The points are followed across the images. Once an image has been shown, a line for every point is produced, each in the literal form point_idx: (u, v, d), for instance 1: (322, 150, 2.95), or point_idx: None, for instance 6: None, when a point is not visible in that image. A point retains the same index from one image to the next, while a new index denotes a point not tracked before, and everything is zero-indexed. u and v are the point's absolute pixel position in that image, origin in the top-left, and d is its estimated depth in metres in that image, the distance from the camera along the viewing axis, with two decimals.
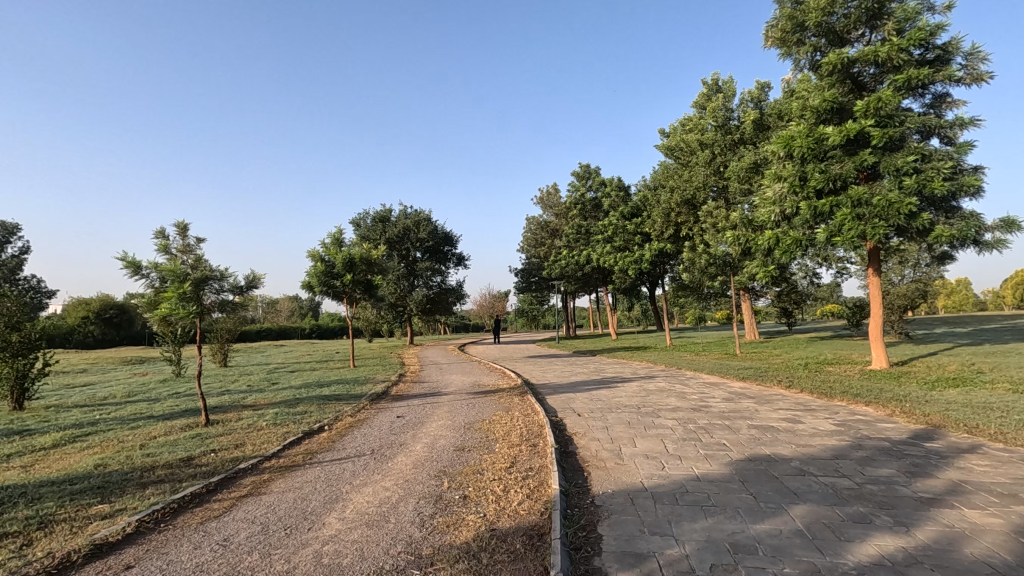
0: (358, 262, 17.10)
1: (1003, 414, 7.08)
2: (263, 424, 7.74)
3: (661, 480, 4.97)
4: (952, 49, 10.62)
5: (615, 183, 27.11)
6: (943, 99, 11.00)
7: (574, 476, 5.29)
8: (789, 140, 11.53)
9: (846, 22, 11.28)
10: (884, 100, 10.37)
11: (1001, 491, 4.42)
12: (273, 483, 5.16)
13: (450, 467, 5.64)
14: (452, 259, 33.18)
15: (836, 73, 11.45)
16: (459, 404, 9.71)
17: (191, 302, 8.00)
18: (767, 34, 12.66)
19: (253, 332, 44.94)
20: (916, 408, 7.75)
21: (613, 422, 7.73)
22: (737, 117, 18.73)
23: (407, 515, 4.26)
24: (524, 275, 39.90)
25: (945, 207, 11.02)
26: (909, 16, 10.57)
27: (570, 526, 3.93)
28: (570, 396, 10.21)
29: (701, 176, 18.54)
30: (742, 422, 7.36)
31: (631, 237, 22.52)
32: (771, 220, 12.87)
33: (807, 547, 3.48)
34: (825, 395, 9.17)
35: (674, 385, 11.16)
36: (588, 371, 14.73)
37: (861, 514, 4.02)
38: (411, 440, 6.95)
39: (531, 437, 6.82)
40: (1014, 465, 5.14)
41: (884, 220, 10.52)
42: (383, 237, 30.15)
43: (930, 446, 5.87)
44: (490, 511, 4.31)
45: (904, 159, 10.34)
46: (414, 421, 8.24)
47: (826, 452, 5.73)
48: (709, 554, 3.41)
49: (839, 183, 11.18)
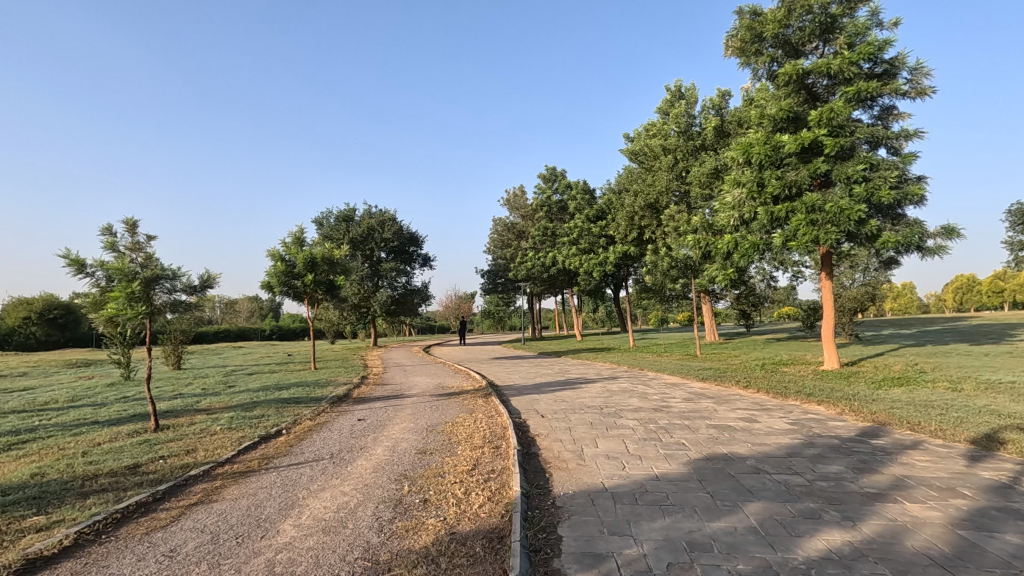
0: (320, 262, 16.74)
1: (943, 412, 7.46)
2: (217, 429, 7.46)
3: (621, 480, 5.03)
4: (898, 64, 11.14)
5: (581, 187, 27.36)
6: (890, 111, 11.51)
7: (536, 477, 5.30)
8: (747, 147, 11.89)
9: (801, 35, 11.69)
10: (836, 111, 10.79)
11: (941, 486, 4.63)
12: (226, 489, 4.98)
13: (411, 471, 5.56)
14: (417, 260, 32.89)
15: (792, 83, 11.84)
16: (423, 406, 9.62)
17: (140, 303, 7.66)
18: (728, 43, 12.95)
19: (210, 333, 43.52)
20: (863, 406, 8.08)
21: (576, 423, 7.78)
22: (698, 123, 19.15)
23: (365, 520, 4.17)
24: (490, 277, 39.85)
25: (891, 214, 11.55)
26: (859, 31, 11.08)
27: (530, 528, 3.93)
28: (534, 398, 10.23)
29: (665, 181, 18.88)
30: (701, 422, 7.52)
31: (596, 239, 22.82)
32: (730, 225, 13.21)
33: (760, 543, 3.57)
34: (780, 394, 9.45)
35: (637, 386, 11.33)
36: (552, 372, 14.81)
37: (811, 510, 4.15)
38: (372, 443, 6.83)
39: (494, 439, 6.80)
40: (952, 460, 5.39)
41: (835, 226, 10.93)
42: (347, 237, 29.64)
43: (876, 443, 6.11)
44: (450, 514, 4.26)
45: (855, 168, 10.82)
46: (376, 424, 8.10)
47: (779, 451, 5.90)
48: (666, 553, 3.46)
49: (795, 189, 11.58)
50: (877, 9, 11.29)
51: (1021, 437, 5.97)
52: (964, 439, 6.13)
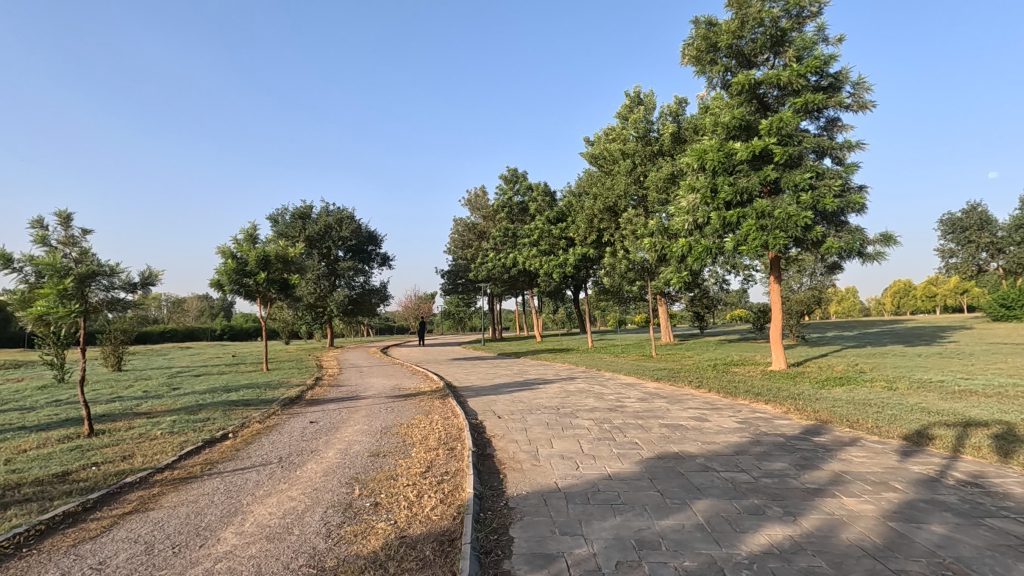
0: (274, 260, 16.23)
1: (880, 410, 7.85)
2: (157, 434, 7.11)
3: (574, 480, 5.06)
4: (842, 78, 11.68)
5: (541, 188, 27.52)
6: (834, 123, 12.05)
7: (489, 478, 5.27)
8: (701, 153, 12.18)
9: (753, 46, 12.09)
10: (785, 121, 11.22)
11: (875, 480, 4.88)
12: (164, 497, 4.75)
13: (362, 474, 5.44)
14: (376, 259, 32.36)
15: (744, 93, 12.20)
16: (378, 408, 9.44)
17: (72, 301, 7.22)
18: (684, 52, 13.24)
19: (155, 333, 41.64)
20: (807, 405, 8.41)
21: (532, 423, 7.79)
22: (656, 129, 19.55)
23: (312, 526, 4.05)
24: (450, 277, 39.60)
25: (835, 221, 12.07)
26: (807, 45, 11.56)
27: (481, 529, 3.90)
28: (492, 398, 10.22)
29: (623, 185, 19.21)
30: (654, 421, 7.66)
31: (556, 241, 23.10)
32: (684, 228, 13.50)
33: (706, 540, 3.65)
34: (729, 394, 9.72)
35: (594, 386, 11.47)
36: (511, 373, 14.82)
37: (756, 506, 4.28)
38: (323, 446, 6.64)
39: (449, 441, 6.73)
40: (885, 456, 5.68)
41: (783, 231, 11.36)
42: (303, 234, 28.98)
43: (817, 441, 6.37)
44: (401, 517, 4.19)
45: (802, 176, 11.30)
46: (328, 427, 7.90)
47: (727, 449, 6.07)
48: (615, 551, 3.49)
49: (746, 196, 11.96)
50: (823, 25, 11.81)
51: (948, 432, 6.35)
52: (898, 436, 6.47)
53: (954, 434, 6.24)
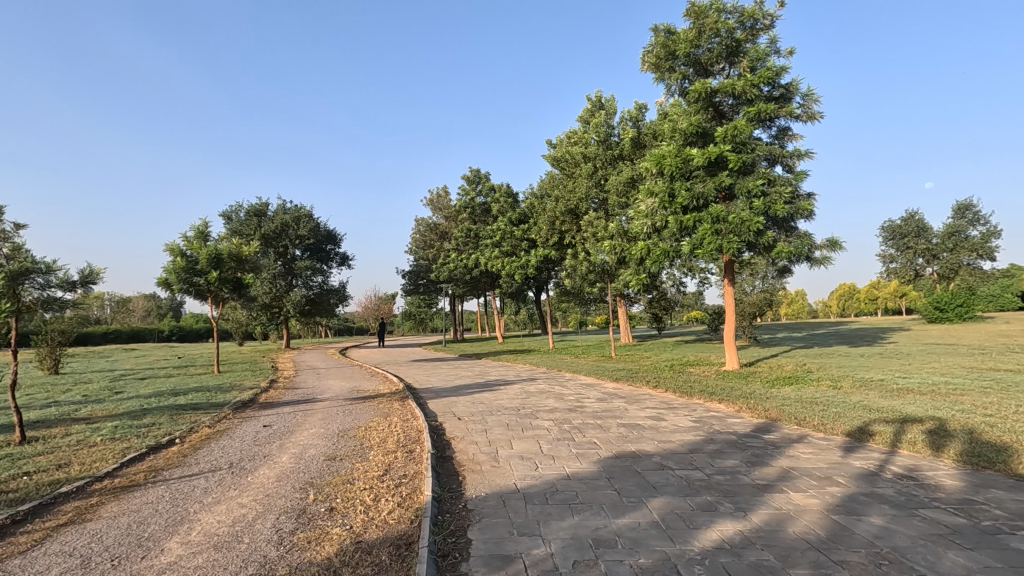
0: (226, 259, 15.67)
1: (825, 408, 8.20)
2: (97, 440, 6.74)
3: (533, 480, 5.08)
4: (792, 90, 12.16)
5: (503, 189, 27.55)
6: (785, 132, 12.53)
7: (448, 480, 5.23)
8: (660, 158, 12.44)
9: (710, 56, 12.46)
10: (739, 129, 11.61)
11: (820, 475, 5.10)
12: (103, 507, 4.51)
13: (317, 478, 5.31)
14: (335, 258, 31.68)
15: (701, 100, 12.54)
16: (335, 411, 9.25)
17: (3, 299, 6.79)
18: (644, 58, 13.51)
19: (97, 334, 39.56)
20: (758, 404, 8.71)
21: (492, 425, 7.78)
22: (617, 134, 19.86)
23: (263, 533, 3.92)
24: (411, 277, 39.18)
25: (785, 227, 12.54)
26: (760, 57, 12.00)
27: (439, 532, 3.86)
28: (452, 400, 10.15)
29: (584, 188, 19.46)
30: (612, 421, 7.77)
31: (518, 242, 23.20)
32: (643, 232, 13.75)
33: (660, 537, 3.73)
34: (685, 394, 9.96)
35: (554, 387, 11.54)
36: (472, 375, 14.75)
37: (708, 502, 4.40)
38: (277, 451, 6.45)
39: (408, 443, 6.65)
40: (830, 452, 5.94)
41: (737, 236, 11.74)
42: (258, 233, 28.15)
43: (767, 438, 6.60)
44: (357, 522, 4.11)
45: (755, 183, 11.70)
46: (282, 431, 7.67)
47: (682, 447, 6.22)
48: (573, 551, 3.52)
49: (702, 201, 12.31)
50: (775, 38, 12.27)
51: (887, 428, 6.69)
52: (841, 433, 6.77)
53: (892, 430, 6.59)
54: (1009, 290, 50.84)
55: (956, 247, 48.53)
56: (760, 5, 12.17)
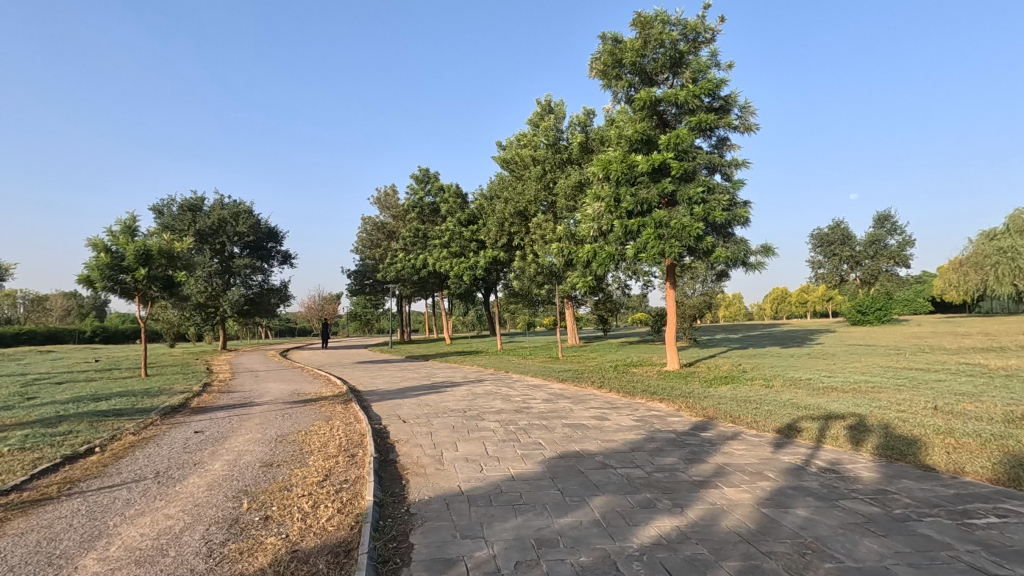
0: (156, 256, 14.79)
1: (758, 406, 8.61)
2: (3, 451, 6.19)
3: (478, 482, 5.06)
4: (731, 101, 12.70)
5: (453, 190, 27.35)
6: (724, 142, 13.08)
7: (391, 484, 5.13)
8: (606, 163, 12.70)
9: (655, 65, 12.84)
10: (681, 137, 12.04)
11: (752, 470, 5.34)
12: (9, 523, 4.14)
13: (252, 486, 5.09)
14: (276, 257, 30.53)
15: (646, 109, 12.90)
16: (274, 415, 8.90)
17: None
18: (592, 65, 13.76)
19: (8, 335, 36.44)
20: (697, 403, 9.05)
21: (437, 427, 7.68)
22: (566, 138, 20.14)
23: (191, 545, 3.72)
24: (357, 277, 38.28)
25: (723, 233, 13.07)
26: (701, 69, 12.46)
27: (380, 537, 3.78)
28: (397, 403, 9.96)
29: (533, 191, 19.62)
30: (558, 422, 7.87)
31: (467, 243, 23.17)
32: (590, 235, 13.99)
33: (601, 535, 3.80)
34: (628, 394, 10.20)
35: (501, 388, 11.57)
36: (418, 377, 14.58)
37: (647, 500, 4.53)
38: (208, 458, 6.14)
39: (350, 447, 6.49)
40: (762, 448, 6.24)
41: (678, 241, 12.16)
42: (193, 228, 26.78)
43: (704, 436, 6.85)
44: (293, 530, 3.96)
45: (695, 190, 12.16)
46: (216, 437, 7.30)
47: (624, 446, 6.36)
48: (515, 552, 3.53)
49: (646, 206, 12.67)
50: (716, 51, 12.78)
51: (812, 425, 7.10)
52: (772, 429, 7.11)
53: (818, 426, 6.99)
54: (921, 296, 55.15)
55: (876, 255, 52.23)
56: (702, 19, 12.67)
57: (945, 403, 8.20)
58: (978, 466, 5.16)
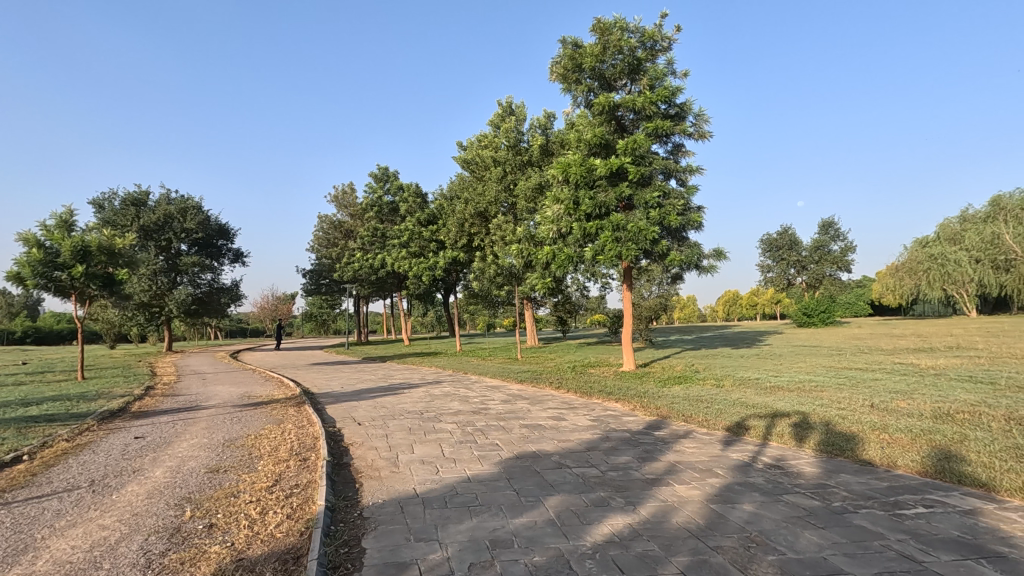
0: (94, 252, 14.01)
1: (709, 405, 8.88)
2: None
3: (433, 484, 5.02)
4: (686, 109, 13.06)
5: (412, 189, 27.06)
6: (679, 149, 13.42)
7: (344, 488, 5.03)
8: (565, 166, 12.84)
9: (614, 71, 13.08)
10: (638, 143, 12.29)
11: (702, 467, 5.50)
12: None
13: (197, 493, 4.89)
14: (227, 255, 29.45)
15: (604, 113, 13.12)
16: (222, 419, 8.57)
17: None
18: (552, 68, 13.88)
19: None
20: (651, 402, 9.26)
21: (394, 429, 7.58)
22: (526, 140, 20.24)
23: (128, 557, 3.54)
24: (312, 277, 37.35)
25: (678, 237, 13.41)
26: (658, 76, 12.75)
27: (331, 543, 3.70)
28: (352, 405, 9.76)
29: (493, 192, 19.63)
30: (515, 422, 7.89)
31: (426, 243, 23.01)
32: (549, 237, 14.09)
33: (555, 534, 3.83)
34: (585, 394, 10.34)
35: (459, 389, 11.52)
36: (375, 378, 14.35)
37: (601, 498, 4.59)
38: (149, 465, 5.85)
39: (301, 451, 6.31)
40: (712, 445, 6.44)
41: (635, 244, 12.41)
42: (136, 224, 25.52)
43: (657, 435, 7.01)
44: (239, 538, 3.83)
45: (652, 195, 12.45)
46: (158, 442, 6.97)
47: (580, 446, 6.44)
48: (469, 553, 3.52)
49: (604, 210, 12.88)
50: (672, 60, 13.11)
51: (760, 423, 7.37)
52: (722, 428, 7.35)
53: (764, 424, 7.26)
54: (861, 299, 58.18)
55: (821, 260, 54.79)
56: (659, 28, 12.98)
57: (881, 400, 8.67)
58: (909, 459, 5.48)
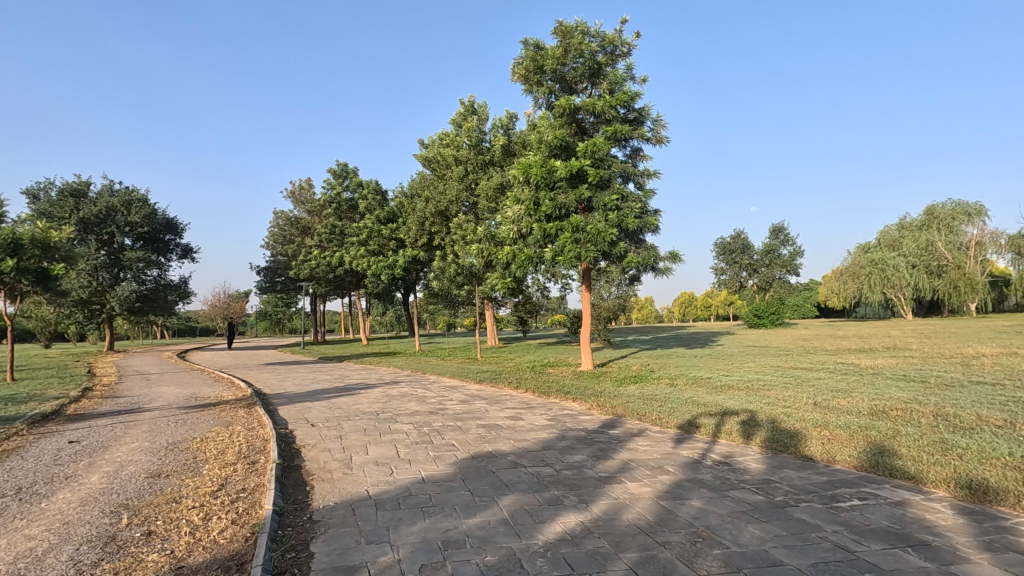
0: (26, 246, 13.14)
1: (662, 403, 9.08)
2: None
3: (387, 486, 4.96)
4: (644, 114, 13.31)
5: (372, 186, 26.59)
6: (637, 153, 13.69)
7: (293, 491, 4.90)
8: (526, 167, 12.91)
9: (575, 74, 13.23)
10: (597, 146, 12.50)
11: (654, 465, 5.63)
12: None
13: (136, 499, 4.67)
14: (175, 251, 28.22)
15: (565, 116, 13.25)
16: (165, 422, 8.20)
17: None
18: (514, 69, 13.92)
19: None
20: (607, 401, 9.39)
21: (349, 430, 7.45)
22: (488, 139, 20.24)
23: (55, 569, 3.33)
24: (267, 274, 36.24)
25: (635, 239, 13.67)
26: (618, 81, 12.95)
27: (277, 548, 3.60)
28: (306, 406, 9.50)
29: (454, 191, 19.56)
30: (473, 422, 7.88)
31: (385, 242, 22.69)
32: (510, 237, 14.09)
33: (508, 534, 3.84)
34: (543, 394, 10.41)
35: (416, 390, 11.40)
36: (330, 379, 14.04)
37: (555, 497, 4.63)
38: (83, 471, 5.54)
39: (250, 454, 6.11)
40: (664, 443, 6.62)
41: (593, 245, 12.60)
42: (75, 216, 24.15)
43: (612, 433, 7.15)
44: (179, 546, 3.68)
45: (610, 198, 12.66)
46: (94, 447, 6.62)
47: (535, 445, 6.48)
48: (420, 555, 3.50)
49: (564, 211, 13.00)
50: (631, 65, 13.34)
51: (710, 420, 7.60)
52: (674, 426, 7.55)
53: (714, 422, 7.50)
54: (807, 301, 60.94)
55: (771, 264, 57.04)
56: (619, 33, 13.19)
57: (823, 399, 9.05)
58: (846, 454, 5.76)
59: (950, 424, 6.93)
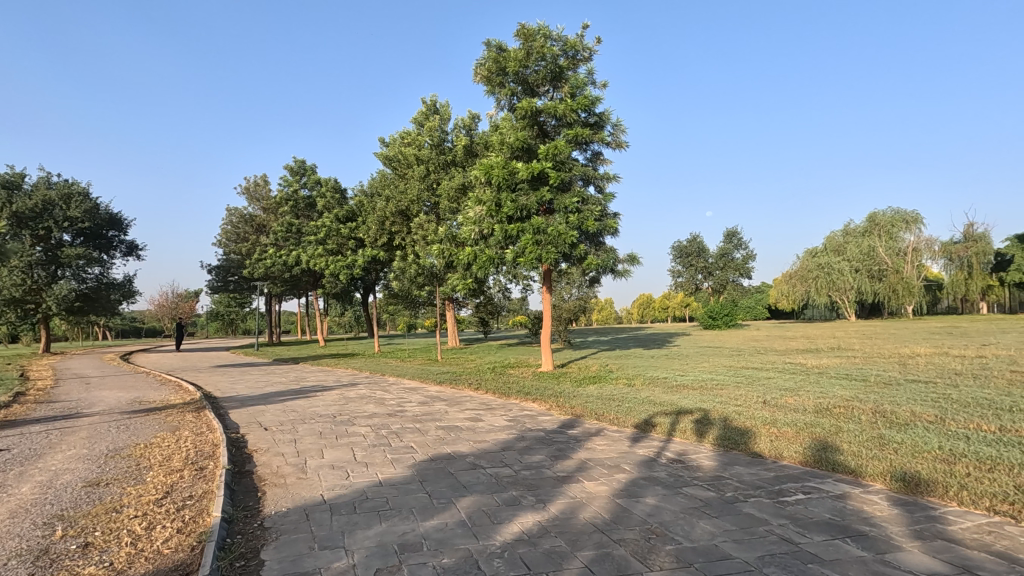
0: None
1: (620, 403, 9.24)
2: None
3: (343, 489, 4.86)
4: (604, 118, 13.51)
5: (330, 184, 26.03)
6: (597, 156, 13.89)
7: (244, 498, 4.74)
8: (488, 168, 12.94)
9: (536, 77, 13.31)
10: (558, 149, 12.62)
11: (610, 464, 5.72)
12: None
13: (72, 509, 4.42)
14: (119, 248, 26.91)
15: (527, 118, 13.31)
16: (105, 427, 7.79)
17: None
18: (476, 70, 13.93)
19: None
20: (566, 401, 9.49)
21: (304, 434, 7.26)
22: (450, 139, 20.16)
23: None
24: (219, 273, 34.96)
25: (595, 241, 13.85)
26: (578, 85, 13.11)
27: (225, 557, 3.47)
28: (259, 409, 9.22)
29: (416, 190, 19.37)
30: (432, 424, 7.82)
31: (344, 241, 22.24)
32: (471, 238, 14.06)
33: (465, 535, 3.83)
34: (503, 395, 10.43)
35: (375, 392, 11.22)
36: (285, 381, 13.66)
37: (513, 497, 4.64)
38: (12, 481, 5.20)
39: (198, 460, 5.88)
40: (621, 442, 6.74)
41: (554, 247, 12.71)
42: (7, 209, 22.63)
43: (570, 433, 7.23)
44: (119, 557, 3.50)
45: (571, 200, 12.79)
46: (26, 455, 6.22)
47: (494, 446, 6.49)
48: (376, 559, 3.44)
49: (525, 213, 13.07)
50: (592, 70, 13.53)
51: (665, 420, 7.78)
52: (631, 425, 7.69)
53: (669, 421, 7.68)
54: (758, 303, 63.17)
55: (725, 266, 58.89)
56: (581, 38, 13.35)
57: (772, 397, 9.40)
58: (792, 451, 6.01)
59: (887, 420, 7.32)
